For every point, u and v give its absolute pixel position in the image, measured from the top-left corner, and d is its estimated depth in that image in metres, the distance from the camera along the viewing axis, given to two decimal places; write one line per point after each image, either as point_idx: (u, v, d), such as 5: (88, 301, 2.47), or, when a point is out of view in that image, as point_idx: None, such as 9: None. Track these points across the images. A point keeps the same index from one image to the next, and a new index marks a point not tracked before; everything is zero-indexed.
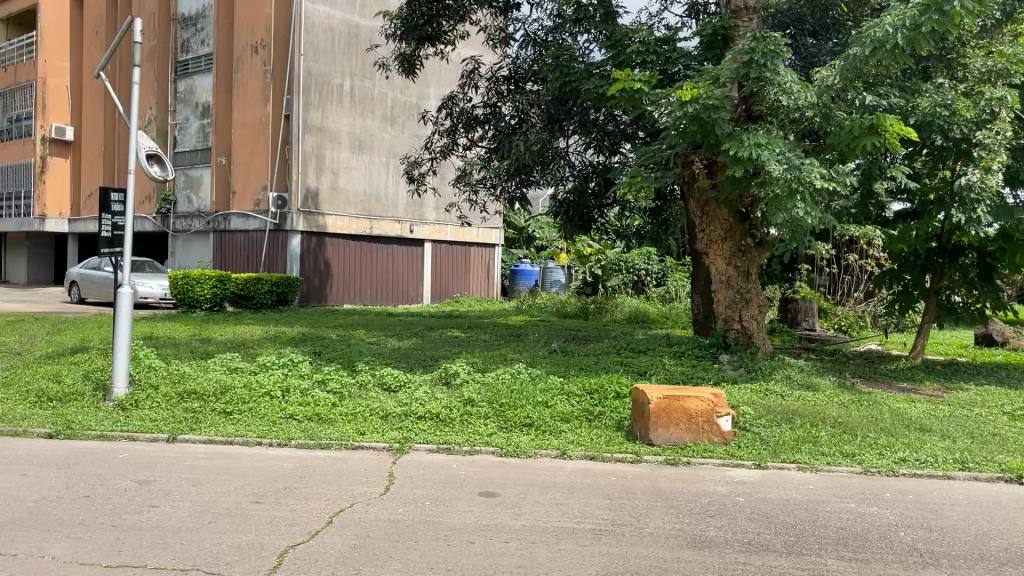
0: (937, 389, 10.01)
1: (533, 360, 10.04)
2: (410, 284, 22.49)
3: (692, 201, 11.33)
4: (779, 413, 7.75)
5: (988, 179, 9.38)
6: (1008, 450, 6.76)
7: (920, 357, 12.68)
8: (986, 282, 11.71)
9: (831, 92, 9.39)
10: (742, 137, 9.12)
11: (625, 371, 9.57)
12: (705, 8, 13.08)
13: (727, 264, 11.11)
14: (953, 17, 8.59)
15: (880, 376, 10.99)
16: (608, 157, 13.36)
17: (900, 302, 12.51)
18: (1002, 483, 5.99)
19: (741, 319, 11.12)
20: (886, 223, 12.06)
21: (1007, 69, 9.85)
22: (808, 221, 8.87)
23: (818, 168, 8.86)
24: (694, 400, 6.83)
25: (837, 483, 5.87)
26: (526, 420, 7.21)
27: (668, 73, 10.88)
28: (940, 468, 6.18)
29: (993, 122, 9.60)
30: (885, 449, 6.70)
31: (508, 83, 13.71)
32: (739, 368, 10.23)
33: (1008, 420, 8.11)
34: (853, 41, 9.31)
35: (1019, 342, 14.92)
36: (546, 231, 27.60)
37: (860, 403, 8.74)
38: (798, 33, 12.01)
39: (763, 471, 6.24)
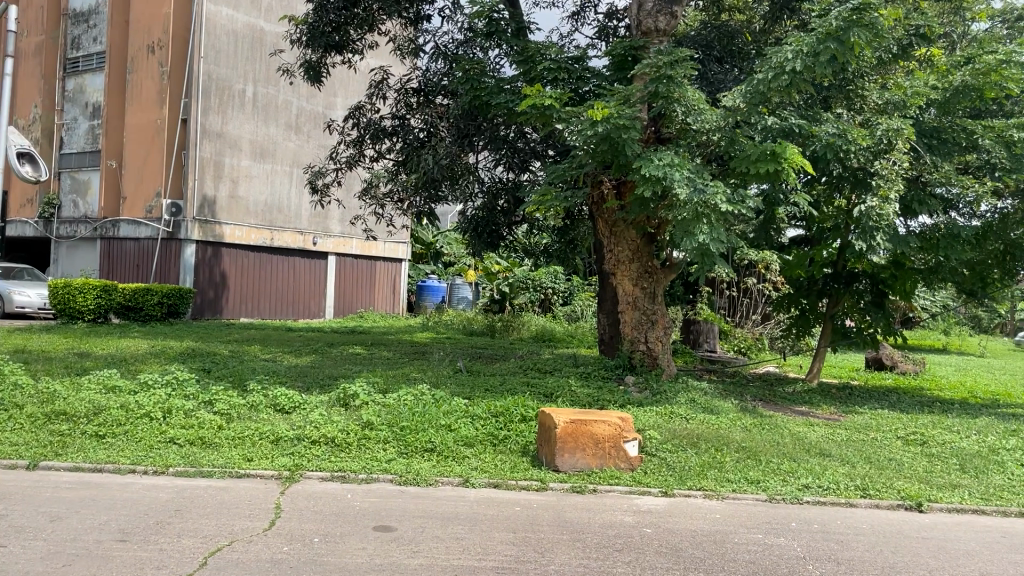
0: (834, 413, 10.18)
1: (438, 381, 9.68)
2: (312, 298, 21.77)
3: (600, 221, 11.19)
4: (685, 437, 7.66)
5: (886, 208, 9.64)
6: (905, 476, 6.84)
7: (816, 379, 12.96)
8: (878, 307, 12.06)
9: (736, 116, 9.47)
10: (652, 157, 9.08)
11: (531, 393, 9.35)
12: (615, 30, 13.14)
13: (635, 285, 11.04)
14: (851, 47, 8.80)
15: (779, 399, 11.08)
16: (518, 175, 13.20)
17: (797, 326, 12.83)
18: (902, 510, 6.03)
19: (647, 341, 11.10)
20: (782, 248, 12.31)
21: (903, 101, 10.13)
22: (713, 248, 8.89)
23: (723, 191, 8.89)
24: (601, 424, 6.66)
25: (743, 512, 5.77)
26: (427, 445, 6.87)
27: (579, 91, 10.76)
28: (842, 495, 6.17)
29: (890, 152, 9.78)
30: (788, 475, 6.68)
31: (417, 96, 13.38)
32: (644, 391, 10.16)
33: (903, 445, 8.27)
34: (758, 66, 9.44)
35: (906, 366, 15.54)
36: (455, 246, 27.29)
37: (761, 426, 8.78)
38: (706, 58, 12.16)
39: (670, 498, 6.10)
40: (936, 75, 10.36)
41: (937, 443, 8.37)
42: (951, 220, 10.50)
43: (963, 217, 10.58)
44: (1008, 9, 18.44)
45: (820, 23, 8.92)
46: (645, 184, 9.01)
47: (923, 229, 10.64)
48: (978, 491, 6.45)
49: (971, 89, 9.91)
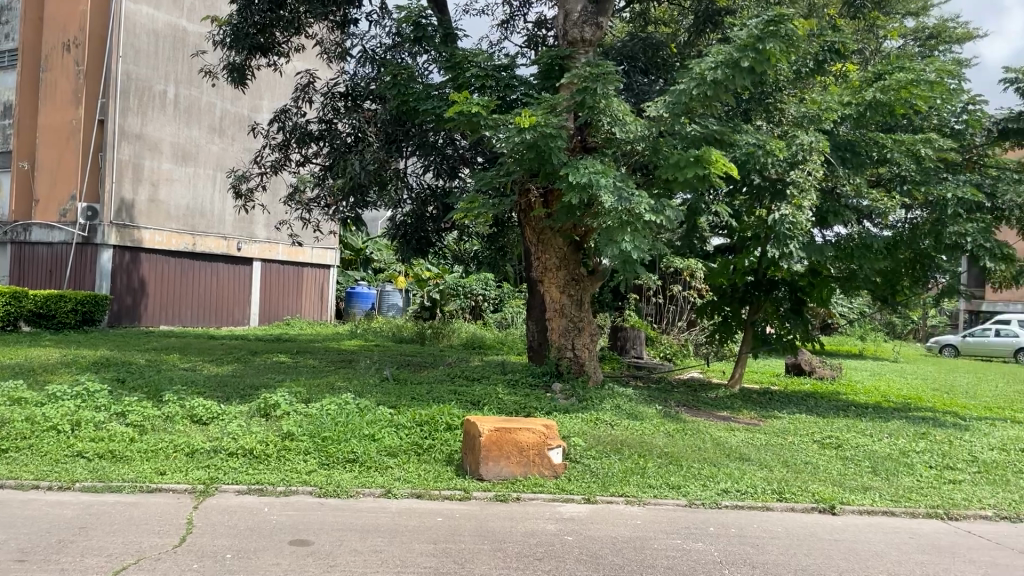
0: (753, 418, 10.42)
1: (362, 389, 9.54)
2: (235, 306, 21.25)
3: (528, 228, 11.21)
4: (609, 444, 7.72)
5: (799, 216, 9.92)
6: (820, 479, 7.04)
7: (738, 385, 13.25)
8: (797, 314, 12.43)
9: (659, 126, 9.63)
10: (578, 166, 9.16)
11: (458, 401, 9.29)
12: (544, 39, 13.23)
13: (562, 292, 11.10)
14: (768, 58, 9.06)
15: (702, 405, 11.27)
16: (447, 181, 13.18)
17: (719, 332, 13.09)
18: (816, 513, 6.18)
19: (574, 348, 11.16)
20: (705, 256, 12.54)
21: (818, 115, 10.48)
22: (636, 255, 8.98)
23: (647, 200, 9.01)
24: (525, 432, 6.66)
25: (663, 517, 5.84)
26: (349, 455, 6.76)
27: (507, 99, 10.78)
28: (759, 499, 6.31)
29: (804, 163, 10.09)
30: (708, 480, 6.80)
31: (345, 100, 13.15)
32: (570, 398, 10.21)
33: (819, 449, 8.50)
34: (680, 77, 9.66)
35: (824, 371, 16.04)
36: (384, 253, 27.03)
37: (683, 431, 8.92)
38: (632, 70, 12.40)
39: (592, 505, 6.14)
40: (849, 90, 10.76)
41: (851, 447, 8.63)
42: (864, 230, 10.88)
43: (874, 227, 10.98)
44: (919, 29, 19.34)
45: (739, 35, 9.18)
46: (572, 191, 9.06)
47: (838, 239, 10.99)
48: (888, 493, 6.67)
49: (883, 105, 10.33)
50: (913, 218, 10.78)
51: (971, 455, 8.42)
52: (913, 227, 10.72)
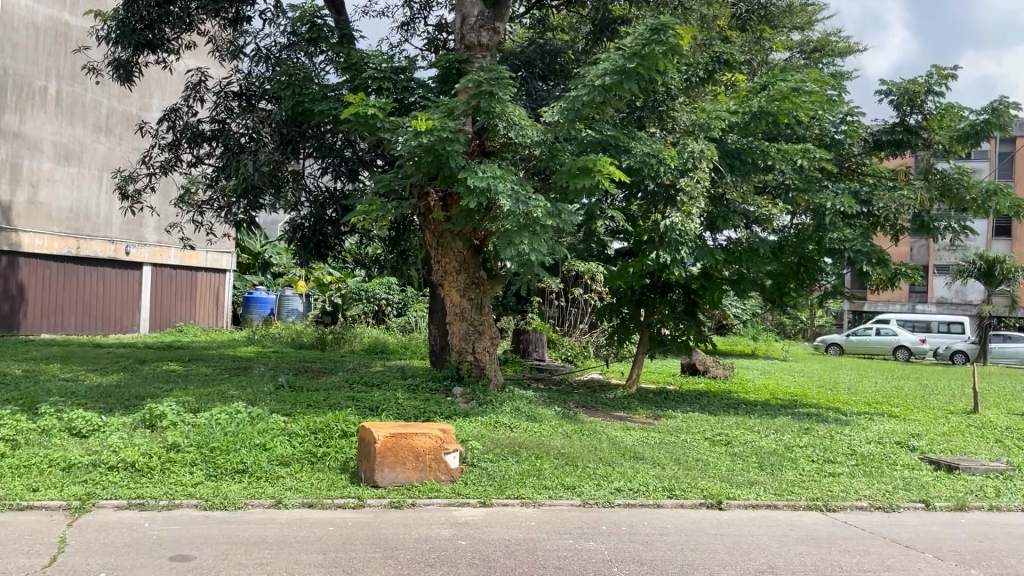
0: (648, 417, 10.66)
1: (255, 397, 9.28)
2: (124, 312, 20.34)
3: (427, 231, 11.07)
4: (506, 446, 7.76)
5: (688, 223, 10.26)
6: (710, 475, 7.27)
7: (636, 385, 13.54)
8: (690, 315, 12.82)
9: (554, 132, 9.80)
10: (476, 169, 9.15)
11: (356, 407, 9.15)
12: (444, 42, 13.19)
13: (462, 296, 11.06)
14: (656, 64, 9.34)
15: (600, 405, 11.46)
16: (347, 184, 12.99)
17: (618, 334, 13.35)
18: (704, 508, 6.37)
19: (474, 351, 11.17)
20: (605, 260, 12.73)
21: (707, 123, 10.85)
22: (534, 259, 9.03)
23: (543, 203, 9.11)
24: (421, 437, 6.62)
25: (556, 518, 5.91)
26: (239, 466, 6.56)
27: (405, 102, 10.70)
28: (650, 497, 6.46)
29: (694, 171, 10.41)
30: (602, 479, 6.92)
31: (238, 100, 12.78)
32: (471, 401, 10.20)
33: (709, 446, 8.77)
34: (575, 84, 9.85)
35: (717, 371, 16.60)
36: (284, 256, 26.39)
37: (581, 432, 9.06)
38: (529, 75, 12.53)
39: (488, 508, 6.14)
40: (737, 100, 11.18)
41: (740, 443, 8.94)
42: (751, 235, 11.29)
43: (761, 232, 11.46)
44: (805, 42, 20.22)
45: (628, 41, 9.43)
46: (470, 195, 9.02)
47: (728, 243, 11.38)
48: (772, 487, 6.95)
49: (767, 114, 10.77)
50: (797, 224, 11.46)
51: (850, 448, 8.85)
52: (798, 232, 11.40)
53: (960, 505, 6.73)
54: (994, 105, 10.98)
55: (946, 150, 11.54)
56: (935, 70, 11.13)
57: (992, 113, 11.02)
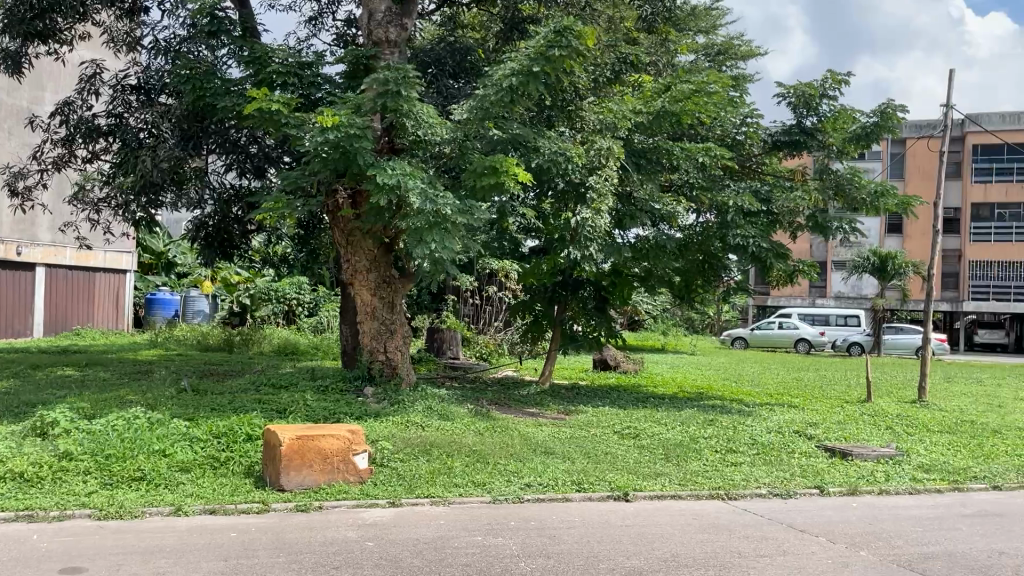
0: (559, 413, 10.78)
1: (156, 402, 8.97)
2: (15, 315, 19.31)
3: (335, 230, 10.87)
4: (417, 446, 7.73)
5: (598, 220, 10.40)
6: (618, 468, 7.41)
7: (548, 382, 13.65)
8: (600, 312, 13.04)
9: (463, 130, 9.80)
10: (385, 166, 9.05)
11: (262, 410, 8.95)
12: (353, 38, 13.02)
13: (373, 295, 10.92)
14: (561, 64, 9.56)
15: (512, 402, 11.52)
16: (252, 181, 12.66)
17: (531, 331, 13.42)
18: (611, 500, 6.49)
19: (386, 351, 11.06)
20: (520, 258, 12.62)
21: (614, 123, 11.05)
22: (444, 256, 8.98)
23: (452, 201, 9.10)
24: (329, 438, 6.52)
25: (465, 515, 5.91)
26: (136, 474, 6.33)
27: (311, 97, 10.52)
28: (558, 491, 6.54)
29: (602, 168, 10.58)
30: (511, 475, 6.96)
31: (137, 94, 12.32)
32: (382, 401, 10.12)
33: (619, 439, 8.94)
34: (483, 82, 9.91)
35: (627, 366, 16.93)
36: (188, 256, 25.55)
37: (493, 429, 9.09)
38: (439, 74, 12.55)
39: (397, 508, 6.09)
40: (642, 100, 11.42)
41: (647, 436, 9.14)
42: (658, 233, 11.51)
43: (667, 229, 11.70)
44: (710, 45, 20.77)
45: (534, 41, 9.62)
46: (379, 192, 8.92)
47: (636, 240, 11.58)
48: (676, 478, 7.14)
49: (671, 114, 11.06)
50: (702, 221, 11.74)
51: (751, 438, 9.17)
52: (703, 229, 11.63)
53: (852, 489, 7.06)
54: (882, 109, 11.51)
55: (839, 152, 12.00)
56: (829, 75, 11.62)
57: (881, 116, 11.55)
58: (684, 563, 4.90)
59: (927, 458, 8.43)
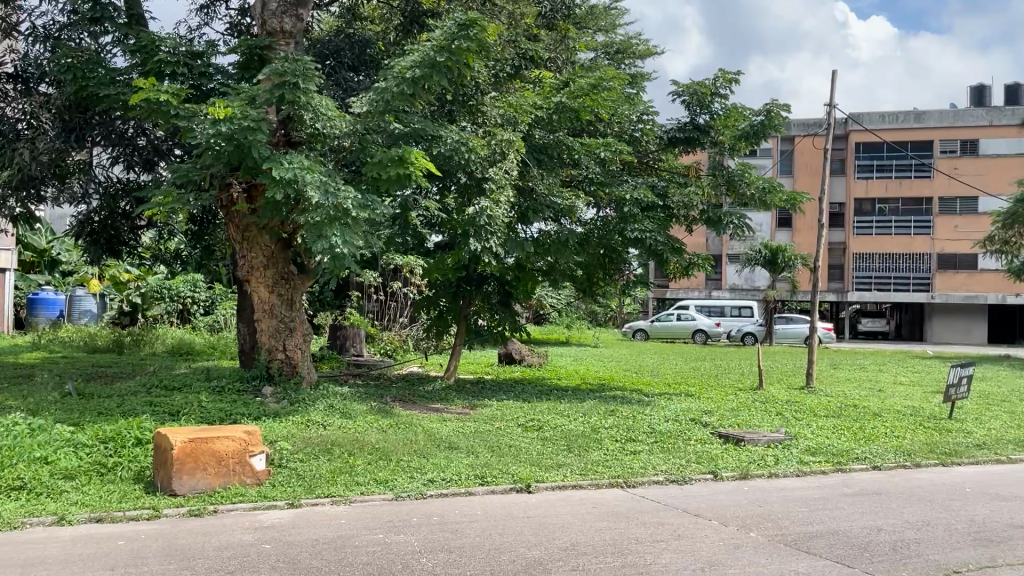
0: (463, 408, 10.79)
1: (37, 407, 8.51)
2: None
3: (230, 225, 10.55)
4: (318, 445, 7.60)
5: (499, 213, 10.41)
6: (521, 460, 7.49)
7: (453, 377, 13.64)
8: (505, 307, 13.12)
9: (363, 123, 9.64)
10: (282, 159, 8.80)
11: (153, 412, 8.60)
12: (247, 27, 12.64)
13: (271, 292, 10.65)
14: (461, 58, 9.59)
15: (417, 398, 11.47)
16: (140, 175, 12.12)
17: (436, 326, 13.38)
18: (514, 493, 6.55)
19: (285, 349, 10.79)
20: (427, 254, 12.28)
21: (515, 117, 11.11)
22: (345, 251, 8.82)
23: (353, 195, 8.95)
24: (224, 440, 6.34)
25: (366, 514, 5.83)
26: (15, 483, 5.99)
27: (202, 88, 10.19)
28: (462, 485, 6.55)
29: (503, 161, 10.63)
30: (414, 471, 6.93)
31: (13, 83, 11.59)
32: (282, 400, 9.88)
33: (522, 432, 9.02)
34: (381, 75, 9.81)
35: (532, 359, 17.09)
36: (73, 254, 24.34)
37: (396, 426, 9.01)
38: (337, 65, 12.44)
39: (296, 509, 5.96)
40: (542, 95, 11.54)
41: (550, 428, 9.25)
42: (559, 227, 11.62)
43: (568, 223, 11.84)
44: (610, 43, 21.14)
45: (435, 35, 9.60)
46: (276, 187, 8.68)
47: (538, 235, 11.66)
48: (577, 468, 7.26)
49: (570, 109, 11.27)
50: (602, 216, 11.98)
51: (650, 427, 9.41)
52: (603, 223, 11.86)
53: (743, 474, 7.34)
54: (769, 108, 11.96)
55: (731, 149, 12.37)
56: (720, 74, 12.00)
57: (767, 115, 11.98)
58: (583, 551, 4.99)
59: (814, 442, 8.85)
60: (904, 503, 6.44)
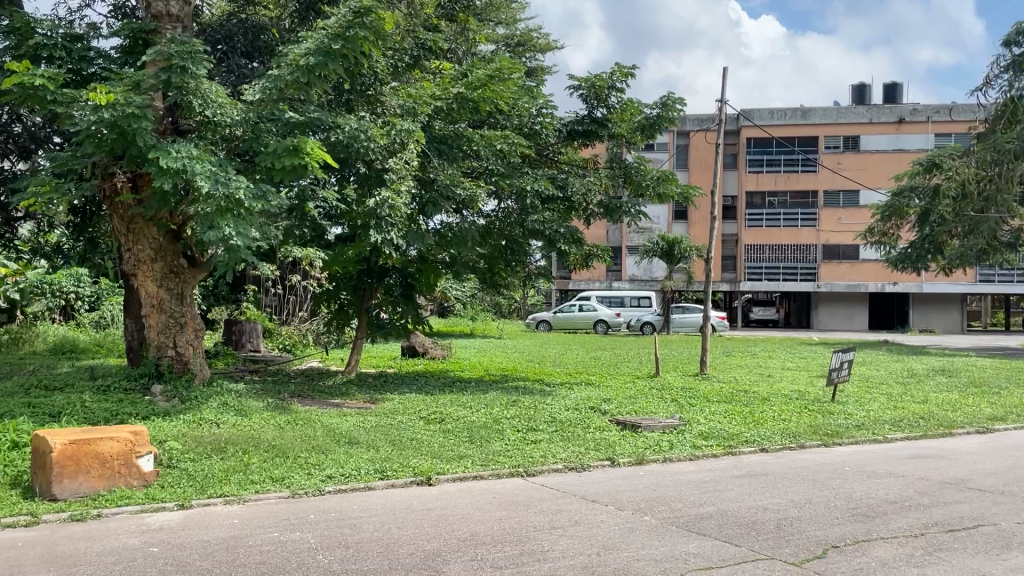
0: (364, 402, 10.65)
1: None
2: None
3: (114, 217, 10.07)
4: (210, 444, 7.37)
5: (400, 203, 10.24)
6: (421, 452, 7.47)
7: (354, 371, 13.44)
8: (407, 299, 12.92)
9: (256, 112, 9.36)
10: (169, 148, 8.43)
11: (31, 414, 8.15)
12: (131, 10, 12.06)
13: (159, 286, 10.22)
14: (358, 46, 9.41)
15: (316, 394, 11.26)
16: (15, 164, 11.48)
17: (336, 320, 13.23)
18: (414, 486, 6.51)
19: (176, 346, 10.34)
20: (327, 246, 12.05)
21: (415, 107, 11.02)
22: (237, 242, 8.51)
23: (246, 185, 8.65)
24: (108, 441, 6.07)
25: (261, 512, 5.69)
26: None
27: (83, 73, 9.62)
28: (362, 480, 6.48)
29: (402, 151, 10.49)
30: (312, 467, 6.81)
31: None
32: (172, 400, 9.48)
33: (424, 424, 8.99)
34: (275, 62, 9.56)
35: (436, 352, 17.04)
36: None
37: (295, 422, 8.84)
38: (229, 52, 12.55)
39: (186, 510, 5.75)
40: (441, 86, 11.48)
41: (452, 420, 9.26)
42: (461, 219, 11.55)
43: (470, 215, 11.80)
44: (511, 35, 21.25)
45: (330, 22, 9.41)
46: (163, 176, 8.30)
47: (440, 227, 11.57)
48: (478, 458, 7.29)
49: (468, 100, 11.37)
50: (503, 208, 12.00)
51: (550, 416, 9.54)
52: (504, 214, 11.93)
53: (639, 459, 7.53)
54: (664, 101, 12.24)
55: (626, 140, 12.69)
56: (616, 68, 12.21)
57: (662, 107, 12.28)
58: (482, 541, 5.01)
59: (706, 426, 9.16)
60: (789, 482, 6.75)
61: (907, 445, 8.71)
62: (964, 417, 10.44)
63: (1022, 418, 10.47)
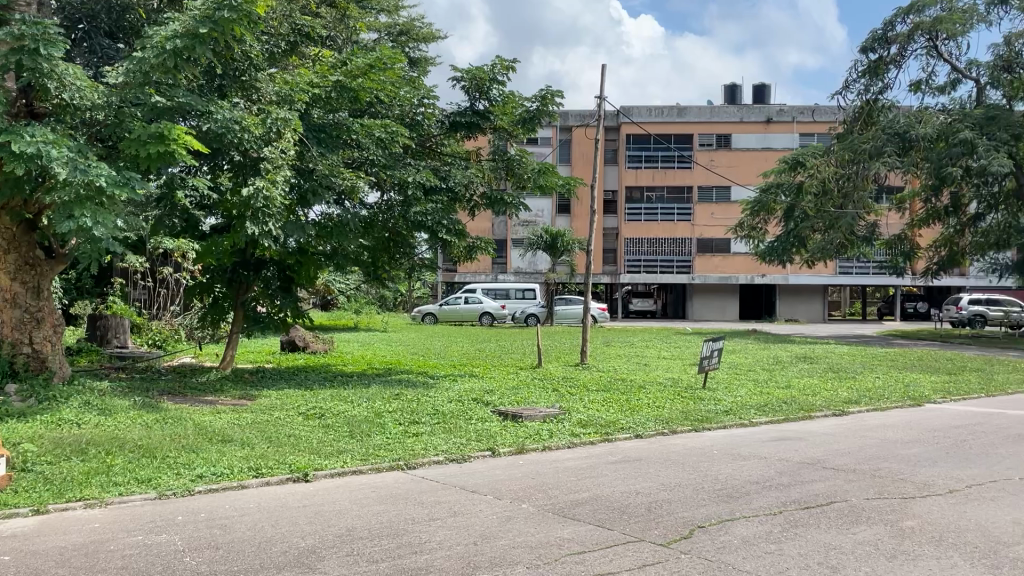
0: (240, 399, 10.33)
1: None
2: None
3: None
4: (70, 446, 6.96)
5: (275, 193, 9.90)
6: (298, 449, 7.30)
7: (230, 366, 13.01)
8: (285, 293, 12.61)
9: (120, 96, 8.90)
10: (22, 131, 7.90)
11: None
12: None
13: (12, 279, 9.59)
14: (228, 29, 9.09)
15: (189, 391, 10.83)
16: None
17: (211, 314, 12.77)
18: (290, 483, 6.38)
19: (32, 342, 9.69)
20: (202, 238, 11.58)
21: (291, 95, 10.77)
22: (97, 232, 8.03)
23: (108, 171, 8.19)
24: None
25: (124, 515, 5.44)
26: None
27: None
28: (234, 479, 6.28)
29: (278, 140, 10.23)
30: (182, 467, 6.56)
31: None
32: (27, 400, 8.87)
33: (303, 420, 8.81)
34: (141, 44, 9.13)
35: (316, 346, 16.70)
36: None
37: (165, 420, 8.49)
38: (92, 30, 12.29)
39: (41, 516, 5.42)
40: (318, 74, 11.33)
41: (332, 415, 9.10)
42: (342, 210, 11.32)
43: (351, 207, 11.60)
44: (392, 24, 21.00)
45: (198, 5, 9.07)
46: (15, 162, 7.77)
47: (319, 218, 11.30)
48: (358, 453, 7.22)
49: (347, 89, 11.26)
50: (386, 199, 11.84)
51: (433, 408, 9.55)
52: (386, 207, 11.79)
53: (518, 448, 7.64)
54: (543, 94, 12.41)
55: (509, 133, 12.82)
56: (497, 61, 12.28)
57: (541, 101, 12.44)
58: (359, 536, 4.97)
59: (584, 415, 9.39)
60: (660, 467, 7.01)
61: (770, 428, 9.21)
62: (822, 400, 11.11)
63: (873, 400, 11.26)
